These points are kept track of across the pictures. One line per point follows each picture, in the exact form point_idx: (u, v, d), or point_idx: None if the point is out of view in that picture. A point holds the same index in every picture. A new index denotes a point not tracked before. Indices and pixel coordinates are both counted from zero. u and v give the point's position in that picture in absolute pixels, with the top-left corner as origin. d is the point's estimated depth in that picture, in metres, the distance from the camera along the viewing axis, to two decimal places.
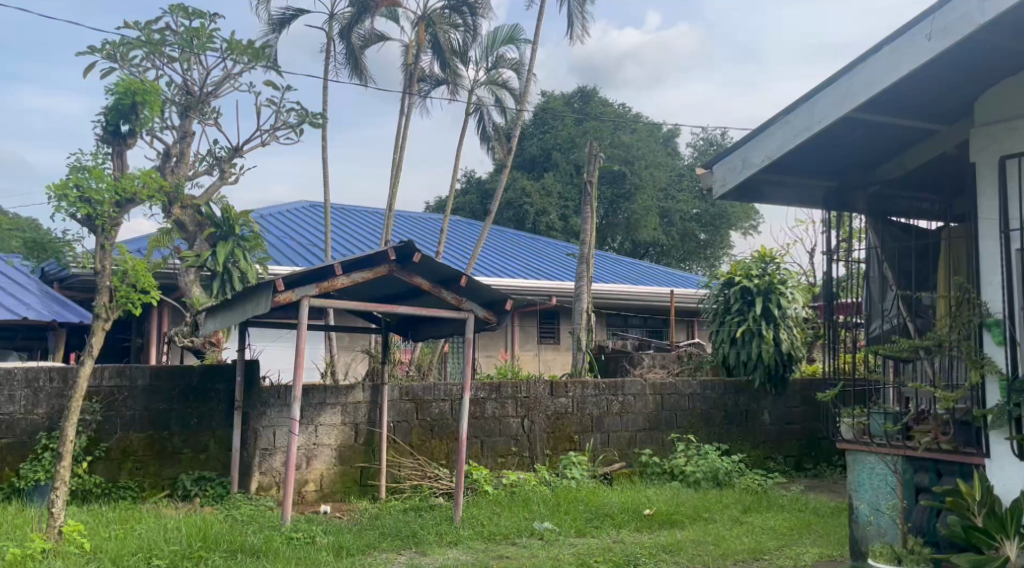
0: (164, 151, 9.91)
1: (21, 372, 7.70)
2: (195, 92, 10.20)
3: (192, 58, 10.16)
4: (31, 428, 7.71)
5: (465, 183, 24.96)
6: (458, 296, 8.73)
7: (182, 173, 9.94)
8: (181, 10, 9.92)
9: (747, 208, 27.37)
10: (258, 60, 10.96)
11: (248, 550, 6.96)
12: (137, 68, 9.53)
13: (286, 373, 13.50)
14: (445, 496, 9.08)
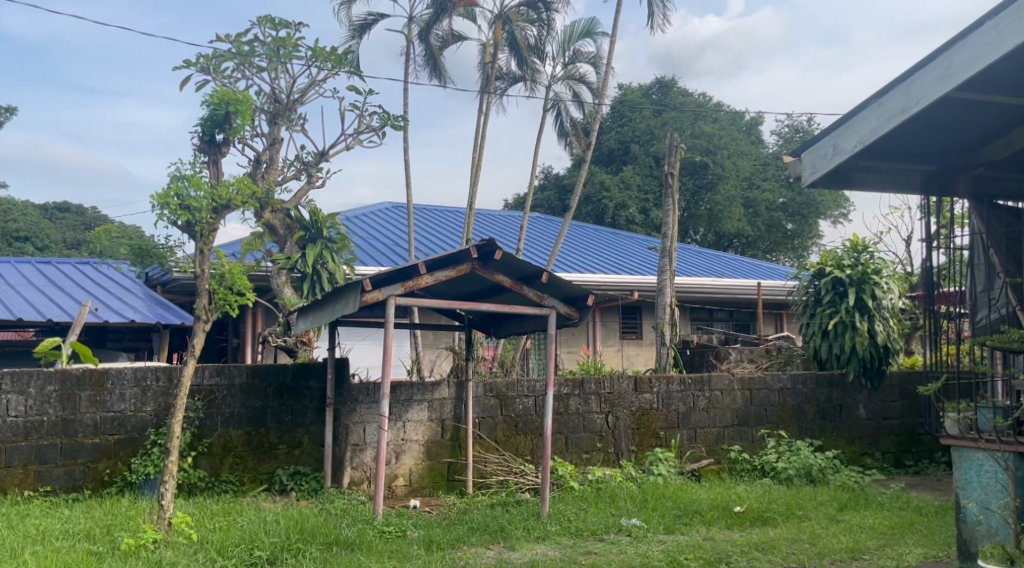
0: (255, 158, 10.23)
1: (130, 372, 8.00)
2: (282, 100, 10.47)
3: (279, 67, 10.43)
4: (141, 425, 8.00)
5: (543, 179, 25.04)
6: (540, 292, 8.78)
7: (272, 179, 10.27)
8: (268, 21, 10.18)
9: (836, 195, 26.85)
10: (342, 65, 11.19)
11: (342, 543, 7.10)
12: (228, 79, 9.84)
13: (374, 371, 13.76)
14: (531, 492, 9.16)
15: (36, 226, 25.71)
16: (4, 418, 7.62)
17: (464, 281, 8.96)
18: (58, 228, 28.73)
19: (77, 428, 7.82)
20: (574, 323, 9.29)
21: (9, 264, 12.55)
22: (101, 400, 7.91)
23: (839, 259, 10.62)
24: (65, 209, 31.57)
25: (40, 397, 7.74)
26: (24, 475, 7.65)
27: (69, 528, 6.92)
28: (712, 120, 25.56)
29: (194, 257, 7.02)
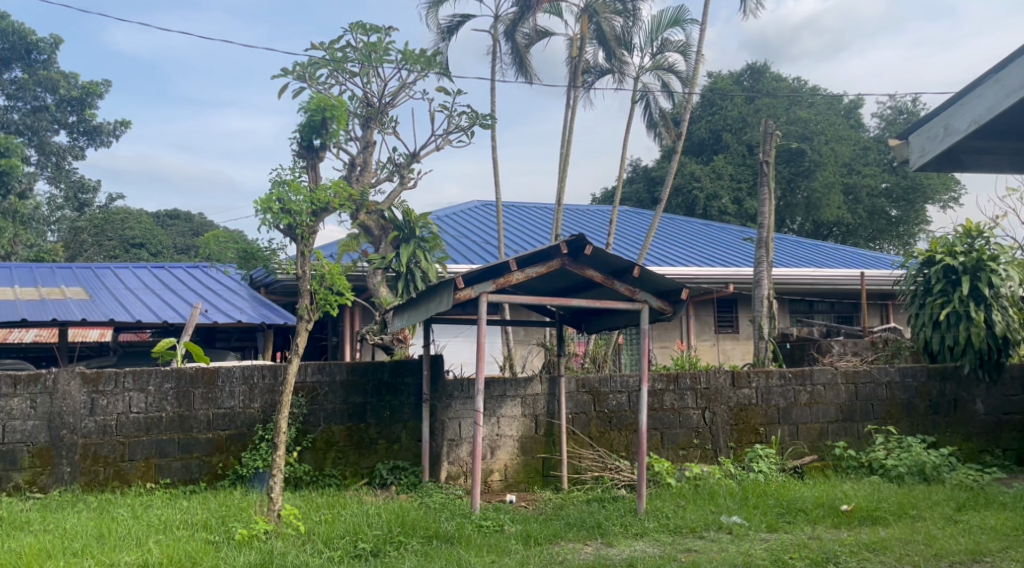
0: (350, 161, 10.55)
1: (239, 370, 8.33)
2: (374, 103, 10.77)
3: (370, 71, 10.75)
4: (249, 421, 8.34)
5: (631, 171, 24.81)
6: (632, 287, 8.64)
7: (366, 180, 10.59)
8: (360, 27, 10.57)
9: (947, 178, 25.54)
10: (431, 68, 11.27)
11: (443, 537, 7.15)
12: (323, 86, 10.44)
13: (468, 367, 13.82)
14: (627, 488, 9.05)
15: (149, 234, 26.66)
16: (126, 414, 8.02)
17: (556, 276, 8.90)
18: (168, 233, 29.73)
19: (192, 424, 8.18)
20: (669, 318, 9.14)
21: (127, 270, 13.03)
22: (213, 396, 8.26)
23: (951, 246, 10.13)
24: (175, 216, 32.78)
25: (157, 395, 8.11)
26: (146, 468, 8.05)
27: (188, 518, 7.21)
28: (808, 105, 24.91)
29: (297, 259, 7.11)
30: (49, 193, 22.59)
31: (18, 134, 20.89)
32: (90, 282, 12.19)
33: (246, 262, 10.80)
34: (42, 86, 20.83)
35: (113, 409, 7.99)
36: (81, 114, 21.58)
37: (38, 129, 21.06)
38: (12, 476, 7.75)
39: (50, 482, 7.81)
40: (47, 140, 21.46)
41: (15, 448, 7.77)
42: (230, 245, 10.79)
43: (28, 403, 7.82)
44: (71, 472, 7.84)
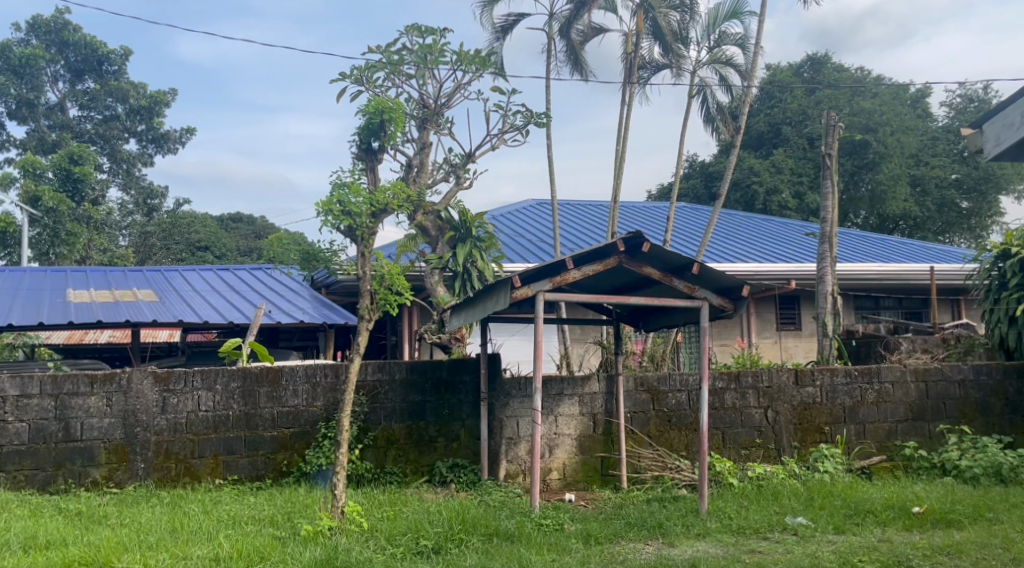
0: (407, 162, 10.67)
1: (302, 369, 8.45)
2: (430, 104, 10.84)
3: (426, 73, 10.85)
4: (312, 419, 8.45)
5: (688, 166, 24.57)
6: (691, 284, 8.49)
7: (423, 181, 10.70)
8: (416, 30, 10.62)
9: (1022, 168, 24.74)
10: (486, 67, 11.23)
11: (503, 535, 7.10)
12: (380, 89, 10.58)
13: (525, 365, 13.78)
14: (688, 488, 8.92)
15: (214, 237, 27.09)
16: (195, 412, 8.23)
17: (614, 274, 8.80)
18: (231, 236, 30.20)
19: (258, 422, 8.34)
20: (730, 314, 8.97)
21: (195, 272, 13.19)
22: (277, 395, 8.40)
23: None
24: (238, 219, 33.36)
25: (224, 393, 8.30)
26: (214, 465, 8.25)
27: (255, 514, 7.27)
28: (872, 95, 24.48)
29: (358, 260, 7.21)
30: (121, 198, 23.80)
31: (90, 142, 22.96)
32: (160, 285, 12.38)
33: (309, 263, 11.21)
34: (112, 95, 23.02)
35: (184, 408, 8.21)
36: (149, 123, 23.37)
37: (108, 136, 23.03)
38: (90, 472, 8.03)
39: (125, 477, 8.08)
40: (117, 147, 23.18)
41: (92, 445, 8.05)
42: (292, 247, 11.06)
43: (104, 402, 8.09)
44: (145, 468, 8.09)
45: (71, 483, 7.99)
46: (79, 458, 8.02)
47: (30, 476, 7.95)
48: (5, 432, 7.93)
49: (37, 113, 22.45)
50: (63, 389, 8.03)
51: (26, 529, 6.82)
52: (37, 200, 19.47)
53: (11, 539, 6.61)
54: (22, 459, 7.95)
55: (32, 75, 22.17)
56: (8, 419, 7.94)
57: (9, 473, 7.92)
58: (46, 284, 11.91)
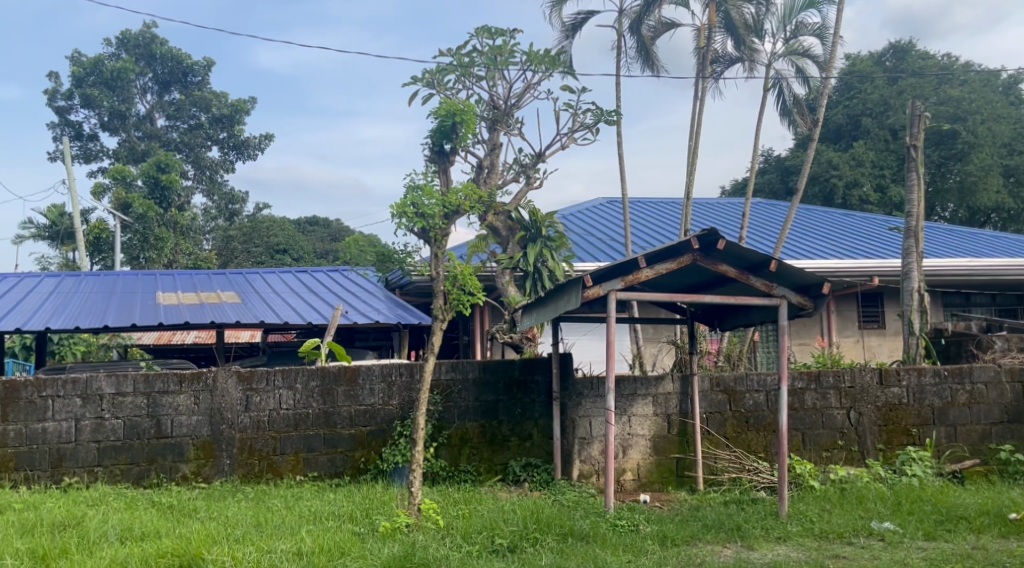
0: (477, 164, 10.68)
1: (378, 368, 8.43)
2: (500, 106, 10.82)
3: (496, 75, 10.80)
4: (389, 417, 8.43)
5: (764, 161, 24.11)
6: (768, 282, 8.24)
7: (494, 182, 10.69)
8: (485, 31, 10.56)
9: None
10: (556, 66, 11.12)
11: (578, 535, 6.96)
12: (451, 91, 10.57)
13: (597, 365, 13.65)
14: (767, 491, 8.66)
15: (293, 239, 27.42)
16: (276, 410, 8.27)
17: (689, 272, 8.59)
18: (309, 238, 30.57)
19: (336, 420, 8.35)
20: (808, 313, 8.69)
21: (275, 274, 13.36)
22: (355, 394, 8.40)
23: None
24: (315, 222, 33.81)
25: (305, 392, 8.32)
26: (295, 462, 8.27)
27: (335, 510, 7.26)
28: (960, 83, 23.70)
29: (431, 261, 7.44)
30: (203, 204, 24.07)
31: (177, 150, 23.40)
32: (241, 287, 12.55)
33: (384, 264, 11.52)
34: (196, 105, 23.52)
35: (266, 406, 8.25)
36: (230, 130, 23.75)
37: (193, 144, 23.50)
38: (180, 467, 8.13)
39: (213, 473, 8.15)
40: (201, 154, 23.68)
41: (182, 441, 8.14)
42: (370, 252, 11.35)
43: (192, 400, 8.18)
44: (230, 464, 8.15)
45: (163, 478, 8.10)
46: (170, 454, 8.12)
47: (124, 470, 8.08)
48: (101, 428, 8.06)
49: (128, 124, 23.09)
50: (154, 387, 8.14)
51: (120, 521, 6.90)
52: (128, 207, 20.35)
53: (106, 530, 6.69)
54: (117, 454, 8.07)
55: (123, 87, 22.83)
56: (104, 416, 8.08)
57: (106, 467, 8.06)
58: (138, 286, 12.16)
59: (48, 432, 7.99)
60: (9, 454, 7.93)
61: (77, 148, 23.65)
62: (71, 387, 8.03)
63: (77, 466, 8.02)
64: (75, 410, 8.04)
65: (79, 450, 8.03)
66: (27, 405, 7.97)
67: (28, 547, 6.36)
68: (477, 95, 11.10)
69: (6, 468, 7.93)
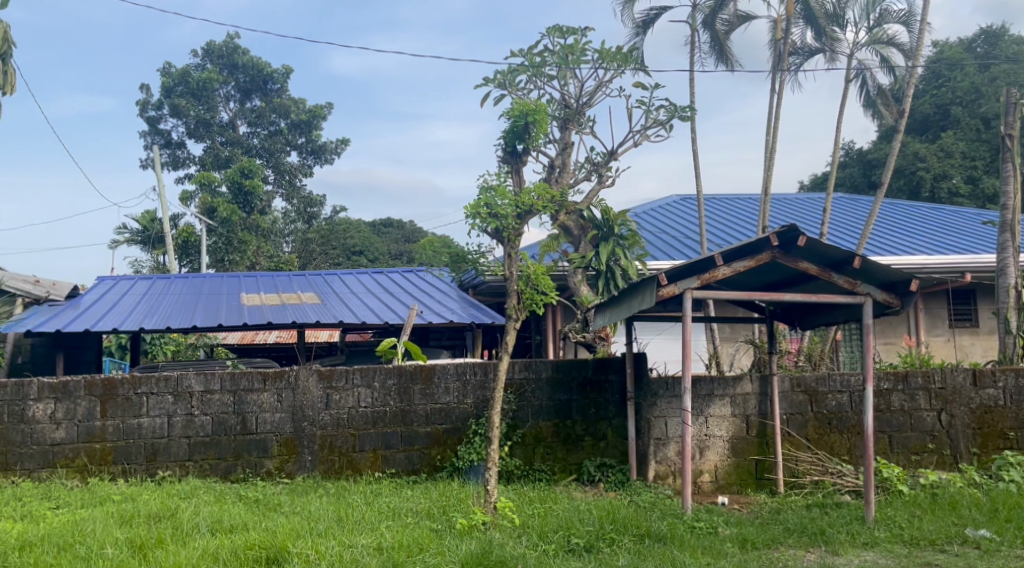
0: (549, 163, 10.56)
1: (453, 367, 8.35)
2: (572, 104, 10.69)
3: (567, 74, 10.68)
4: (464, 416, 8.34)
5: (845, 155, 23.52)
6: (852, 279, 7.91)
7: (565, 181, 10.58)
8: (557, 30, 10.44)
9: None
10: (628, 63, 10.93)
11: (655, 536, 6.78)
12: (522, 92, 10.47)
13: (673, 365, 13.41)
14: (852, 494, 8.36)
15: (369, 240, 27.63)
16: (355, 408, 8.24)
17: (767, 269, 8.32)
18: (384, 239, 30.82)
19: (412, 418, 8.29)
20: (894, 312, 8.33)
21: (351, 274, 13.41)
22: (430, 392, 8.33)
23: None
24: (389, 224, 34.07)
25: (382, 390, 8.29)
26: (374, 459, 8.24)
27: (413, 507, 7.19)
28: None
29: (505, 259, 7.46)
30: (283, 208, 24.34)
31: (259, 157, 23.66)
32: (320, 287, 12.63)
33: (458, 265, 11.53)
34: (276, 112, 23.85)
35: (345, 403, 8.23)
36: (308, 135, 24.08)
37: (273, 150, 23.79)
38: (264, 463, 8.15)
39: (296, 469, 8.16)
40: (281, 160, 23.98)
41: (266, 437, 8.16)
42: (444, 252, 11.25)
43: (275, 398, 8.20)
44: (312, 460, 8.16)
45: (249, 473, 8.13)
46: (255, 450, 8.15)
47: (213, 464, 8.12)
48: (191, 424, 8.12)
49: (212, 132, 23.39)
50: (239, 385, 8.18)
51: (210, 513, 6.92)
52: (213, 212, 20.85)
53: (197, 521, 6.72)
54: (206, 450, 8.12)
55: (207, 96, 23.25)
56: (194, 412, 8.13)
57: (196, 462, 8.12)
58: (224, 288, 12.33)
59: (143, 427, 8.08)
60: (107, 448, 8.05)
61: (167, 156, 24.15)
62: (163, 385, 8.12)
63: (169, 461, 8.10)
64: (167, 407, 8.11)
65: (171, 445, 8.10)
66: (123, 401, 8.08)
67: (126, 537, 6.40)
68: (548, 94, 11.00)
69: (104, 461, 8.04)
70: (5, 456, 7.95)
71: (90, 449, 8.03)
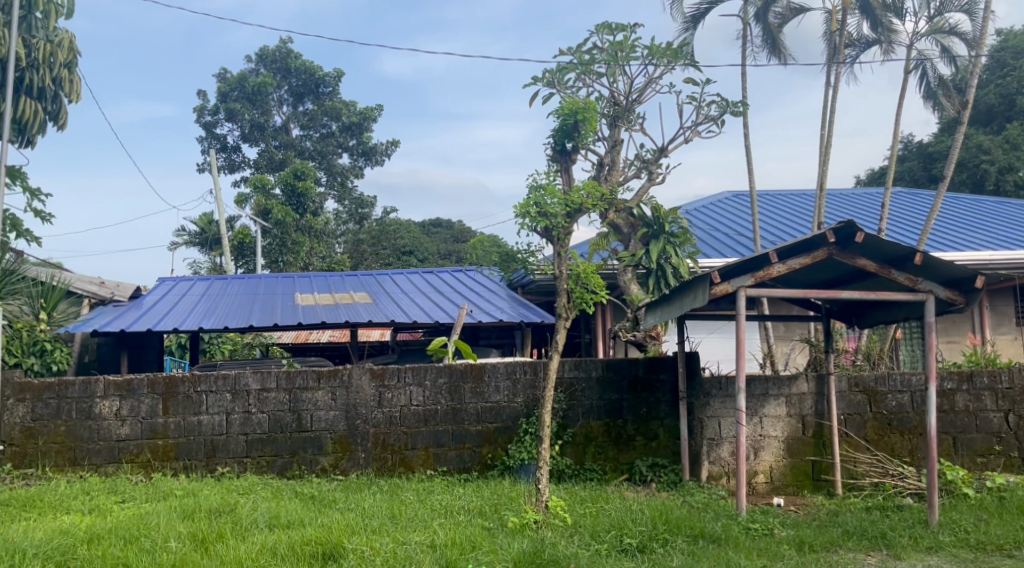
0: (599, 161, 10.39)
1: (502, 366, 8.24)
2: (621, 102, 10.52)
3: (616, 71, 10.49)
4: (514, 415, 8.22)
5: (905, 148, 22.98)
6: (912, 276, 7.66)
7: (614, 180, 10.37)
8: (606, 27, 10.22)
9: None
10: (678, 59, 10.73)
11: (710, 537, 6.61)
12: (571, 90, 10.33)
13: (727, 364, 13.18)
14: (915, 498, 8.03)
15: (420, 239, 27.65)
16: (407, 407, 8.18)
17: (823, 266, 8.09)
18: (434, 239, 30.85)
19: (463, 417, 8.20)
20: (955, 309, 8.06)
21: (401, 274, 13.38)
22: (481, 391, 8.23)
23: None
24: (439, 224, 34.06)
25: (433, 389, 8.21)
26: (426, 457, 8.16)
27: (465, 504, 7.10)
28: None
29: (553, 258, 7.39)
30: (335, 209, 24.52)
31: (311, 159, 23.80)
32: (372, 287, 12.62)
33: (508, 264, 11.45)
34: (327, 115, 23.85)
35: (398, 402, 8.17)
36: (360, 137, 24.19)
37: (325, 152, 23.90)
38: (319, 460, 8.11)
39: (349, 466, 8.11)
40: (333, 161, 24.12)
41: (321, 435, 8.13)
42: (494, 251, 11.24)
43: (330, 396, 8.16)
44: (365, 458, 8.11)
45: (304, 470, 8.10)
46: (310, 447, 8.12)
47: (270, 461, 8.10)
48: (249, 421, 8.12)
49: (267, 135, 23.66)
50: (295, 383, 8.15)
51: (269, 509, 6.89)
52: (267, 214, 20.87)
53: (256, 516, 6.69)
54: (264, 447, 8.11)
55: (262, 101, 23.44)
56: (251, 410, 8.13)
57: (254, 459, 8.10)
58: (278, 288, 12.37)
59: (203, 424, 8.09)
60: (169, 444, 8.07)
61: (222, 159, 24.40)
62: (222, 383, 8.12)
63: (228, 457, 8.10)
64: (226, 404, 8.12)
65: (230, 442, 8.10)
66: (184, 399, 8.10)
67: (188, 531, 6.39)
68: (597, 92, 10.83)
69: (167, 457, 8.07)
70: (73, 452, 8.01)
71: (152, 446, 8.06)
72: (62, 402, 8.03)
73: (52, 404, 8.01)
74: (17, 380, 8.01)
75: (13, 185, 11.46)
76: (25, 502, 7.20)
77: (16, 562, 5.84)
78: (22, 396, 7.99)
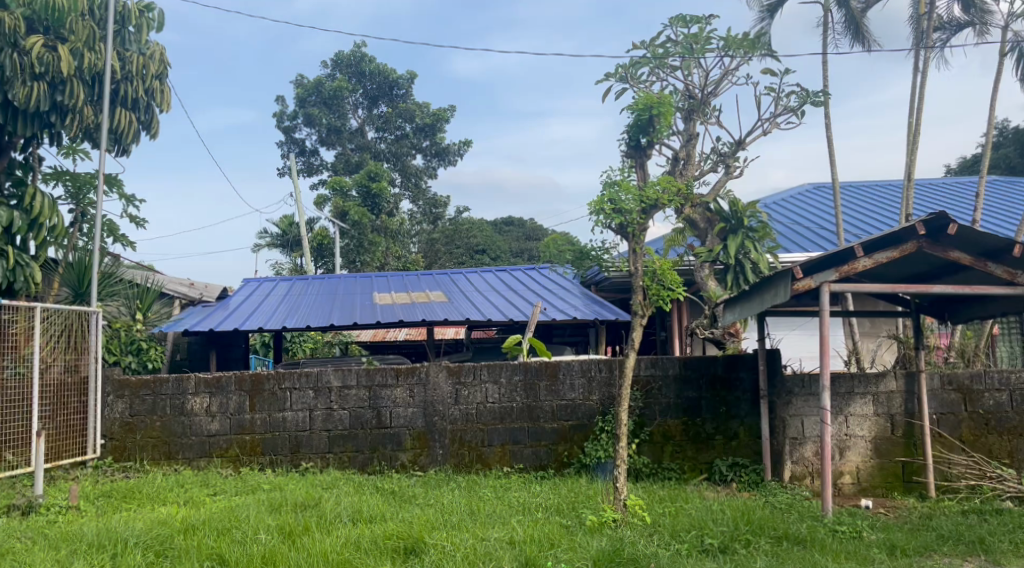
0: (673, 156, 10.11)
1: (578, 363, 8.01)
2: (697, 95, 10.24)
3: (692, 64, 10.21)
4: (590, 412, 7.99)
5: (998, 136, 22.07)
6: (1010, 269, 7.22)
7: (690, 174, 10.09)
8: (679, 21, 10.07)
9: None
10: (756, 49, 10.39)
11: (794, 539, 6.30)
12: (644, 85, 10.09)
13: (810, 362, 12.73)
14: (1016, 501, 7.44)
15: (494, 238, 27.57)
16: (483, 404, 8.01)
17: (911, 260, 7.69)
18: (507, 238, 30.73)
19: (539, 414, 8.00)
20: None
21: (474, 274, 13.23)
22: (556, 389, 8.01)
23: None
24: (512, 223, 33.94)
25: (509, 386, 8.02)
26: (502, 454, 7.98)
27: (543, 501, 6.90)
28: None
29: (629, 255, 7.04)
30: (409, 209, 24.51)
31: (386, 161, 23.88)
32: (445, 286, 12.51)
33: (581, 261, 11.23)
34: (402, 117, 23.88)
35: (474, 399, 8.01)
36: (433, 138, 24.15)
37: (399, 154, 23.91)
38: (398, 456, 7.99)
39: (428, 463, 7.98)
40: (407, 162, 24.11)
41: (400, 431, 8.01)
42: (568, 247, 10.99)
43: (408, 393, 8.03)
44: (443, 454, 7.96)
45: (384, 466, 7.98)
46: (390, 443, 8.00)
47: (352, 457, 8.01)
48: (331, 418, 8.03)
49: (343, 138, 23.77)
50: (374, 381, 8.04)
51: (351, 503, 6.78)
52: (344, 215, 21.09)
53: (340, 510, 6.58)
54: (346, 443, 8.02)
55: (338, 105, 23.62)
56: (333, 406, 8.04)
57: (336, 454, 8.02)
58: (355, 288, 12.32)
59: (288, 421, 8.03)
60: (256, 440, 8.03)
61: (301, 163, 24.64)
62: (305, 380, 8.05)
63: (312, 453, 8.03)
64: (308, 401, 8.04)
65: (313, 438, 8.02)
66: (269, 396, 8.04)
67: (276, 523, 6.30)
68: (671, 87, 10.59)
69: (254, 452, 8.03)
70: (168, 446, 8.02)
71: (241, 441, 8.03)
72: (157, 399, 8.03)
73: (148, 401, 8.02)
74: (115, 378, 8.05)
75: (110, 192, 11.61)
76: (125, 493, 7.22)
77: (116, 552, 5.89)
78: (121, 393, 8.03)
